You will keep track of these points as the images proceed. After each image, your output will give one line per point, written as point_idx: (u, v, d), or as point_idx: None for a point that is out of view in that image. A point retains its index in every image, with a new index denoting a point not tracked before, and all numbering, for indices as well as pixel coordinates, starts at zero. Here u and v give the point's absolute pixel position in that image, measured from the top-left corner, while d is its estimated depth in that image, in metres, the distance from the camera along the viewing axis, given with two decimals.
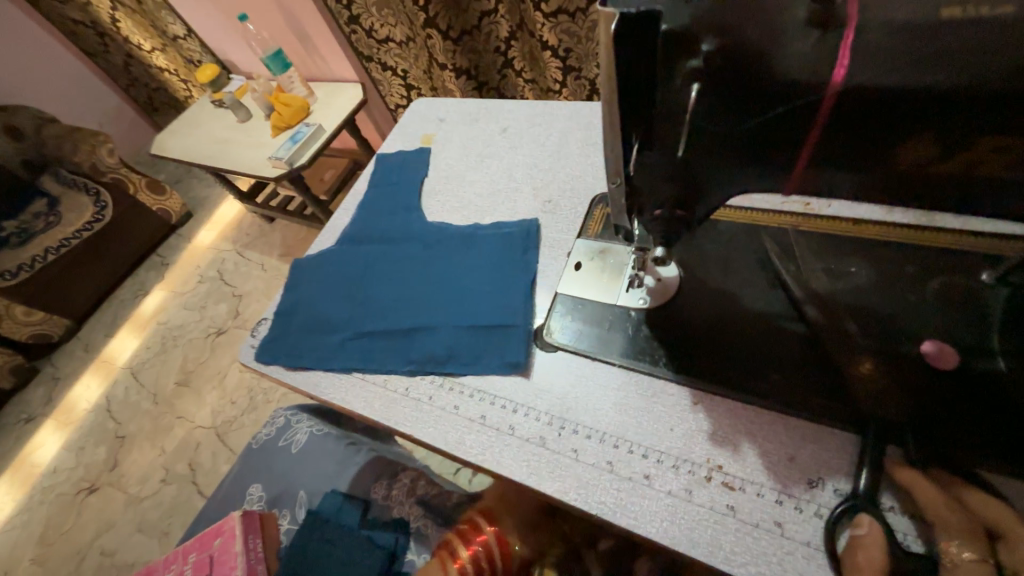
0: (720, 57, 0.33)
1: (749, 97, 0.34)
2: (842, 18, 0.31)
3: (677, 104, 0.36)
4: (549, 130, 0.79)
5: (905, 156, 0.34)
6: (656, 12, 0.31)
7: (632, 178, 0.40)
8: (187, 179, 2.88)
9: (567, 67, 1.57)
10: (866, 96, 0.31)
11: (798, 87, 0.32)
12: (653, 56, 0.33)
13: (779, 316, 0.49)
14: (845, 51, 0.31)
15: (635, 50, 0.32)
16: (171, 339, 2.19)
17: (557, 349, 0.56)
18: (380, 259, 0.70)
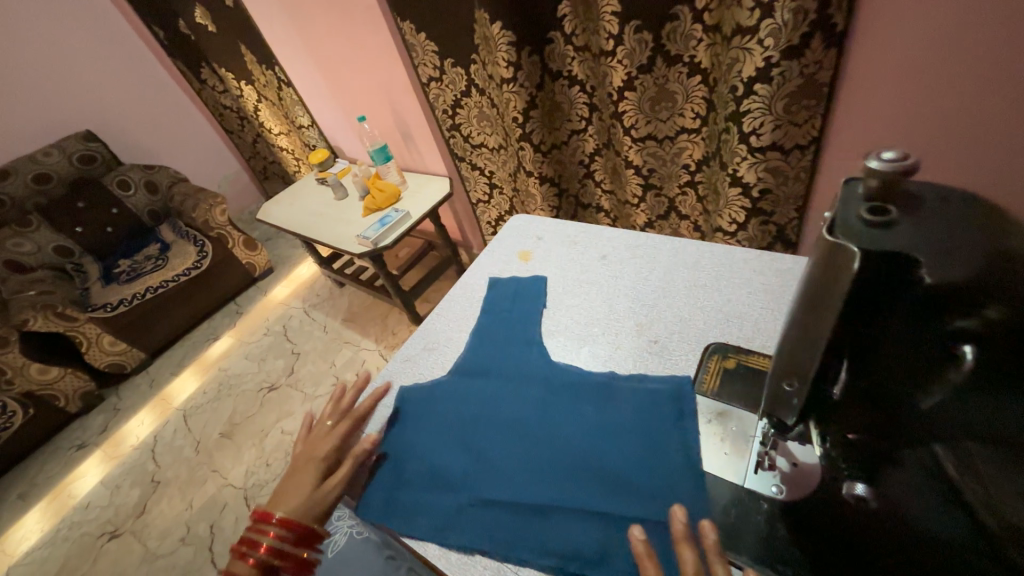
0: (1006, 327, 0.27)
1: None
2: None
3: (917, 345, 0.30)
4: (653, 264, 0.78)
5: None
6: (908, 253, 0.27)
7: (825, 397, 0.37)
8: (277, 239, 3.19)
9: (648, 185, 1.63)
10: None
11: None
12: (896, 293, 0.29)
13: (969, 549, 0.39)
14: None
15: (873, 281, 0.29)
16: (227, 387, 2.26)
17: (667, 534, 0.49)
18: (494, 402, 0.65)
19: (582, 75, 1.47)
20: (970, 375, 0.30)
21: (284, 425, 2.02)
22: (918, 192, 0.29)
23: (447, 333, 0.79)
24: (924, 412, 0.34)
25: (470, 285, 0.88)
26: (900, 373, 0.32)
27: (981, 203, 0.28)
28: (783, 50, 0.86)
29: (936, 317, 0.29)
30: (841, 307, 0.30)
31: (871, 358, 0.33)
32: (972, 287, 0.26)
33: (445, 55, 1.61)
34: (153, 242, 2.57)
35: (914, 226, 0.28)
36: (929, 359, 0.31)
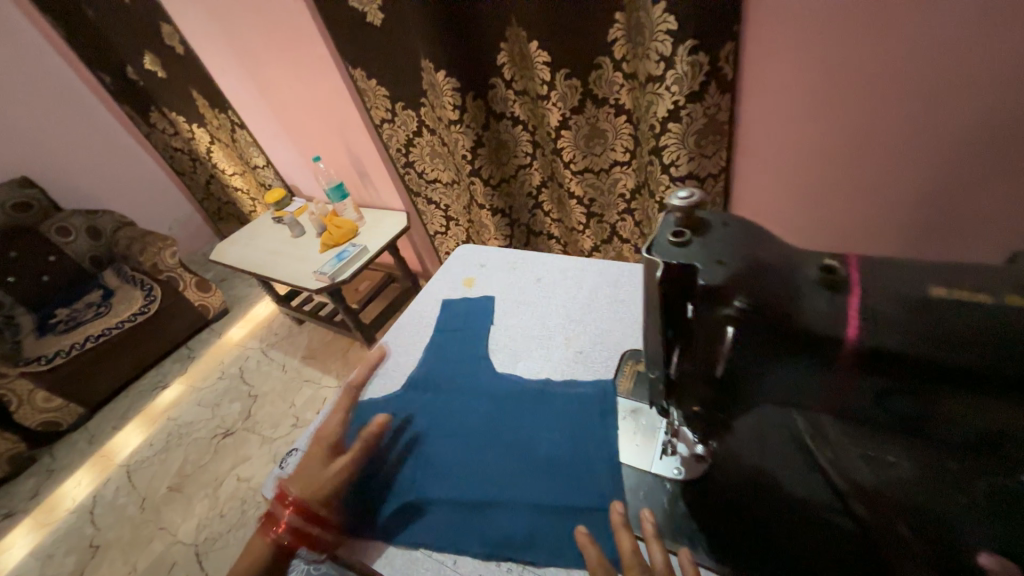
0: (752, 311, 0.38)
1: (782, 338, 0.39)
2: (847, 282, 0.38)
3: (709, 330, 0.40)
4: (580, 284, 0.88)
5: (928, 401, 0.37)
6: (691, 264, 0.38)
7: (673, 378, 0.47)
8: (232, 279, 3.12)
9: (591, 213, 1.77)
10: (879, 353, 0.36)
11: (814, 337, 0.37)
12: (690, 292, 0.40)
13: (822, 507, 0.48)
14: (855, 318, 0.36)
15: (672, 287, 0.40)
16: (177, 437, 2.15)
17: (588, 521, 0.55)
18: (443, 411, 0.71)
19: (523, 116, 1.61)
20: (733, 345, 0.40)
21: (240, 471, 1.94)
22: (707, 221, 0.41)
23: (395, 359, 0.84)
24: (722, 377, 0.43)
25: (420, 310, 0.93)
26: (715, 360, 0.42)
27: (744, 227, 0.40)
28: (687, 96, 0.99)
29: (709, 305, 0.39)
30: (669, 306, 0.41)
31: (700, 346, 0.42)
32: (729, 287, 0.37)
33: (395, 98, 1.71)
34: (96, 288, 2.46)
35: (701, 243, 0.40)
36: (711, 333, 0.40)
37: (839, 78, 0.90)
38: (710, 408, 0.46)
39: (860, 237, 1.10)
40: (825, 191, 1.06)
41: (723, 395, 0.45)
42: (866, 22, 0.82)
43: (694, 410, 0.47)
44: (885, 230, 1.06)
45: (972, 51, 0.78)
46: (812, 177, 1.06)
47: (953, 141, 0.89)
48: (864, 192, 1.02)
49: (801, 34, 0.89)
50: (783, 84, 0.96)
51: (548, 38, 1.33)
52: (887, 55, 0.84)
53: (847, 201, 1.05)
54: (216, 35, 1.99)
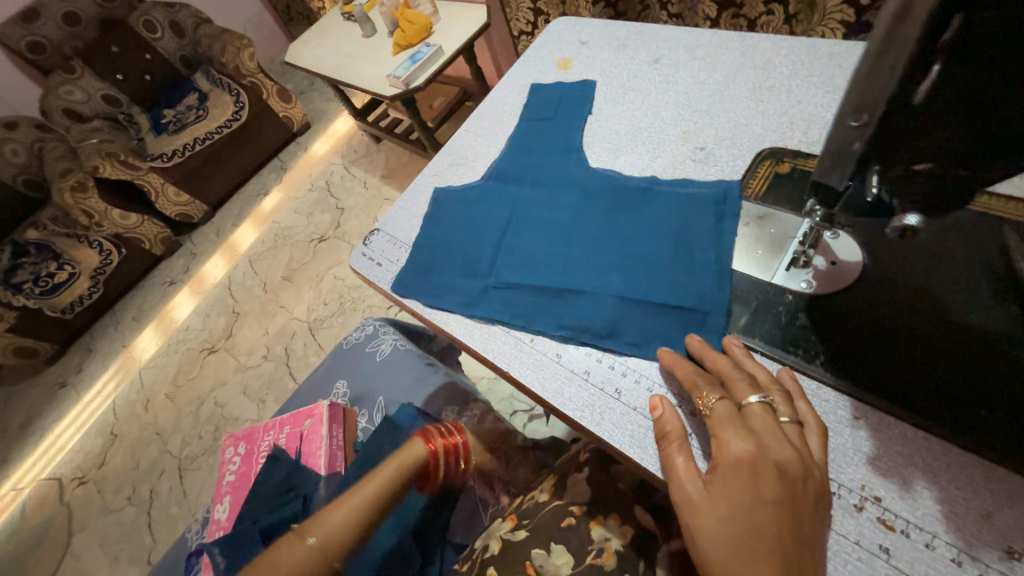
0: None
1: None
2: None
3: None
4: (713, 64, 0.67)
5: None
6: None
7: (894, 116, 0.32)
8: (311, 91, 3.02)
9: (724, 3, 1.23)
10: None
11: None
12: None
13: (1000, 338, 0.38)
14: None
15: None
16: (283, 237, 2.41)
17: (684, 321, 0.49)
18: (527, 202, 0.64)
19: None
20: None
21: (336, 272, 2.18)
22: None
23: (474, 148, 0.75)
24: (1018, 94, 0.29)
25: (503, 97, 0.79)
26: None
27: None
28: None
29: None
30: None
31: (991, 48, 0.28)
32: None
33: None
34: (192, 91, 2.52)
35: None
36: None
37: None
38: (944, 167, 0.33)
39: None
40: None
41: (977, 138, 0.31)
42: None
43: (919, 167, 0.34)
44: None
45: None
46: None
47: None
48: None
49: None
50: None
51: None
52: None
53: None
54: None
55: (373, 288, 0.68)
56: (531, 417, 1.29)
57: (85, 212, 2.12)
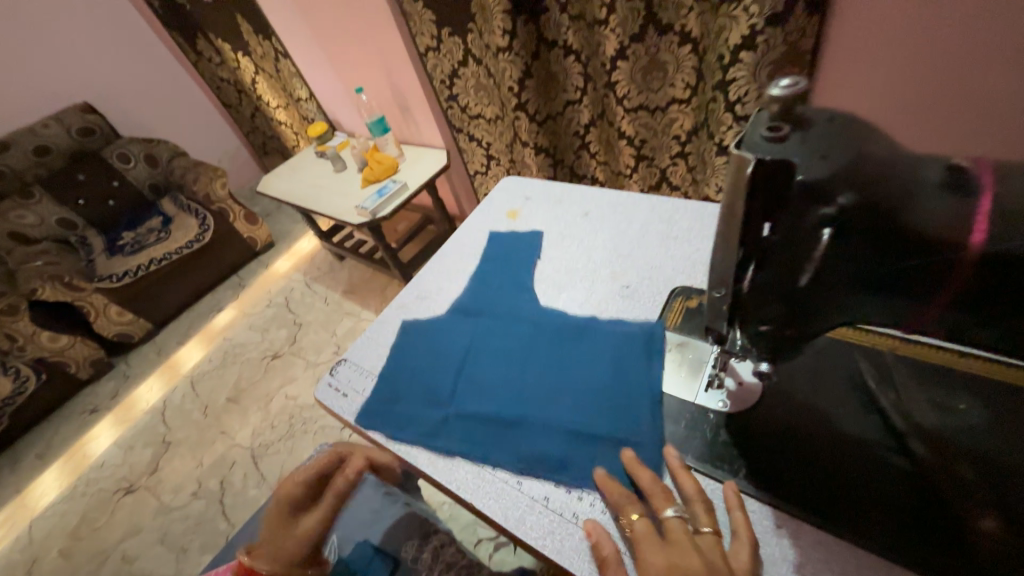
0: (855, 209, 0.31)
1: (875, 241, 0.33)
2: (975, 184, 0.29)
3: (801, 238, 0.34)
4: (630, 219, 0.84)
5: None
6: (787, 161, 0.31)
7: (739, 295, 0.40)
8: (277, 213, 3.19)
9: (640, 156, 1.56)
10: (1008, 264, 0.29)
11: (927, 240, 0.31)
12: (784, 196, 0.33)
13: (876, 444, 0.47)
14: (982, 218, 0.29)
15: (760, 190, 0.33)
16: (232, 356, 2.32)
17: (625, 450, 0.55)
18: (486, 337, 0.72)
19: (576, 45, 1.39)
20: (827, 248, 0.34)
21: (288, 391, 2.08)
22: (808, 114, 0.32)
23: (438, 283, 0.85)
24: (802, 292, 0.37)
25: (463, 240, 0.93)
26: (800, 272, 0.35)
27: (856, 121, 0.32)
28: (767, 18, 0.87)
29: (803, 209, 0.32)
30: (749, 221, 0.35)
31: (778, 260, 0.36)
32: (837, 181, 0.30)
33: (441, 23, 1.53)
34: (155, 214, 2.59)
35: (801, 138, 0.31)
36: (801, 240, 0.34)
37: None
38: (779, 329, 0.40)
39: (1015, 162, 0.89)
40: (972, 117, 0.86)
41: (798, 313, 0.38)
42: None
43: (761, 330, 0.41)
44: None
45: None
46: (932, 116, 0.89)
47: None
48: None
49: None
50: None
51: None
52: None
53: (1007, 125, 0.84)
54: None
55: (337, 419, 0.70)
56: (496, 544, 1.21)
57: (9, 336, 2.00)
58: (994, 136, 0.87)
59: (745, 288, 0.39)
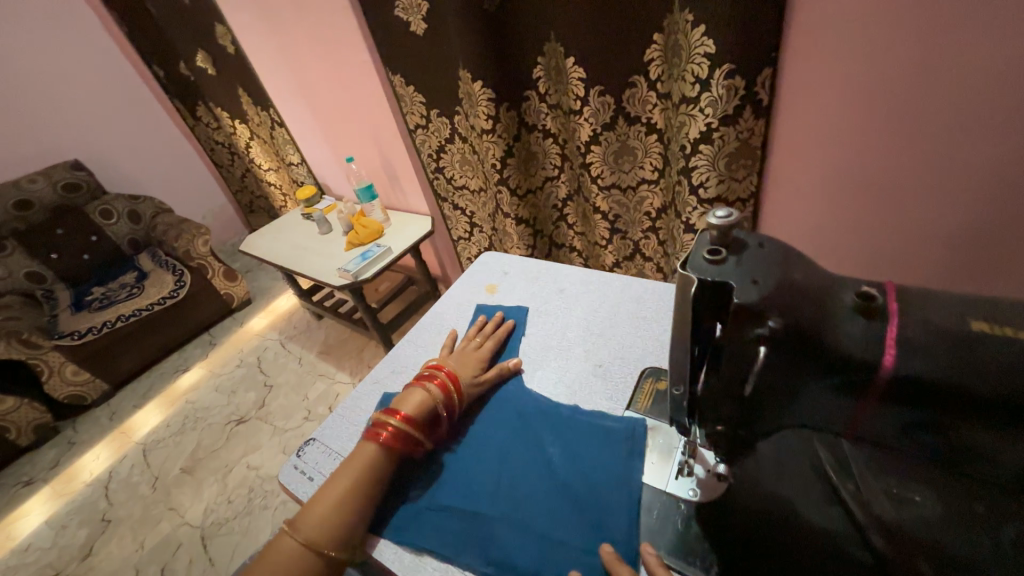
0: (783, 332, 0.34)
1: (809, 358, 0.35)
2: (885, 310, 0.35)
3: (741, 351, 0.36)
4: (602, 298, 0.88)
5: (970, 436, 0.35)
6: (725, 282, 0.35)
7: (697, 395, 0.42)
8: (258, 270, 3.18)
9: (614, 229, 1.65)
10: (918, 383, 0.33)
11: (850, 361, 0.34)
12: (726, 308, 0.36)
13: (842, 540, 0.47)
14: (891, 340, 0.34)
15: (706, 300, 0.36)
16: (193, 420, 2.18)
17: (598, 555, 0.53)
18: (460, 423, 0.71)
19: (554, 130, 1.52)
20: (757, 370, 0.36)
21: (250, 460, 1.94)
22: (741, 239, 0.38)
23: (415, 358, 0.86)
24: (748, 399, 0.38)
25: (444, 314, 0.95)
26: (741, 379, 0.38)
27: (780, 249, 0.37)
28: (721, 118, 0.98)
29: (740, 324, 0.35)
30: (698, 321, 0.38)
31: (727, 365, 0.38)
32: (764, 305, 0.33)
33: (430, 106, 1.65)
34: (130, 270, 2.55)
35: (737, 261, 0.36)
36: (740, 353, 0.36)
37: (907, 82, 0.84)
38: (733, 429, 0.41)
39: (941, 246, 1.00)
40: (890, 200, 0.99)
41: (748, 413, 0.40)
42: (937, 55, 0.80)
43: (718, 429, 0.42)
44: (930, 254, 1.02)
45: None
46: (859, 199, 1.02)
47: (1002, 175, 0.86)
48: (950, 199, 0.93)
49: (844, 54, 0.87)
50: (833, 97, 0.92)
51: (587, 54, 1.26)
52: (971, 75, 0.79)
53: (923, 208, 0.97)
54: (260, 31, 1.99)
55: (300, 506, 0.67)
56: None
57: None
58: (923, 224, 0.99)
59: (700, 389, 0.41)
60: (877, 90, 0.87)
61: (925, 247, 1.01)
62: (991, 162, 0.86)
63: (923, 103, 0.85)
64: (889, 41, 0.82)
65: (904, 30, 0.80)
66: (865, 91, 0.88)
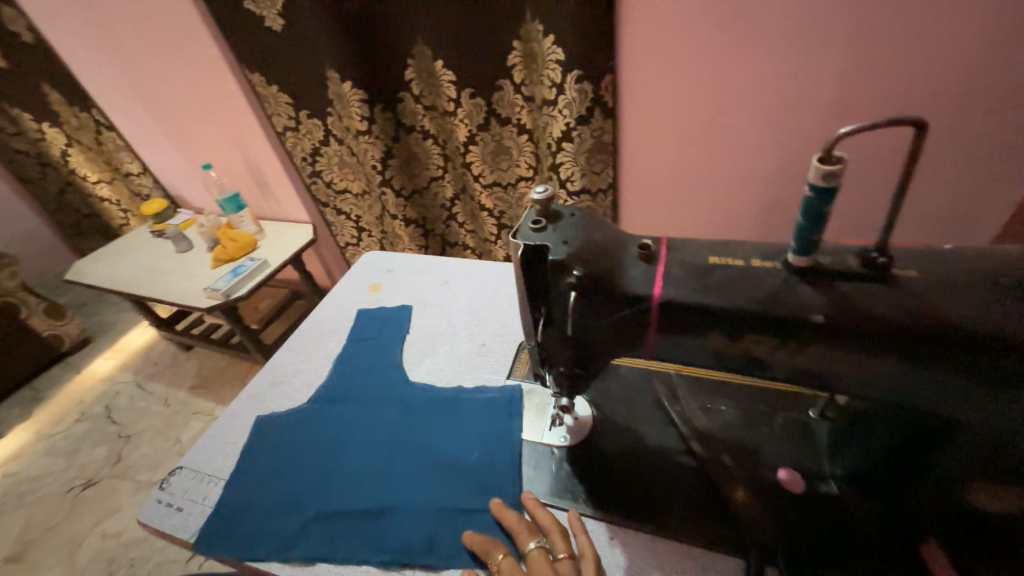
0: (587, 280, 0.44)
1: (612, 300, 0.45)
2: (656, 257, 0.45)
3: (560, 300, 0.46)
4: (483, 285, 0.94)
5: (730, 351, 0.45)
6: (542, 245, 0.45)
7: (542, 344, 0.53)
8: (96, 303, 2.65)
9: (501, 225, 1.74)
10: (677, 308, 0.43)
11: (631, 297, 0.44)
12: (546, 267, 0.46)
13: (672, 451, 0.59)
14: (660, 279, 0.44)
15: (533, 262, 0.46)
16: (17, 496, 1.74)
17: (487, 512, 0.58)
18: (350, 423, 0.71)
19: (432, 130, 1.55)
20: (576, 311, 0.45)
21: (106, 526, 1.60)
22: (558, 210, 0.48)
23: (296, 366, 0.82)
24: (574, 339, 0.48)
25: (326, 319, 0.92)
26: (567, 323, 0.48)
27: (586, 216, 0.47)
28: (577, 119, 1.11)
29: (557, 277, 0.45)
30: (531, 283, 0.48)
31: (556, 315, 0.48)
32: (570, 260, 0.44)
33: (299, 106, 1.55)
34: None
35: (553, 229, 0.46)
36: (563, 305, 0.46)
37: (709, 90, 1.05)
38: (573, 370, 0.50)
39: (750, 221, 1.25)
40: (710, 185, 1.22)
41: (584, 355, 0.50)
42: (726, 67, 1.01)
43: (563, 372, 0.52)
44: (746, 228, 1.26)
45: (789, 87, 1.00)
46: (691, 185, 1.23)
47: (782, 161, 1.11)
48: (752, 183, 1.17)
49: (666, 64, 1.05)
50: (661, 101, 1.10)
51: (454, 59, 1.31)
52: (749, 82, 1.01)
53: (733, 191, 1.20)
54: (71, 18, 1.68)
55: (170, 540, 0.62)
56: None
57: None
58: (736, 204, 1.22)
59: (542, 339, 0.52)
60: (692, 95, 1.07)
61: (740, 223, 1.25)
62: (773, 151, 1.10)
63: (724, 104, 1.06)
64: (694, 55, 1.02)
65: (702, 47, 1.00)
66: (683, 96, 1.08)
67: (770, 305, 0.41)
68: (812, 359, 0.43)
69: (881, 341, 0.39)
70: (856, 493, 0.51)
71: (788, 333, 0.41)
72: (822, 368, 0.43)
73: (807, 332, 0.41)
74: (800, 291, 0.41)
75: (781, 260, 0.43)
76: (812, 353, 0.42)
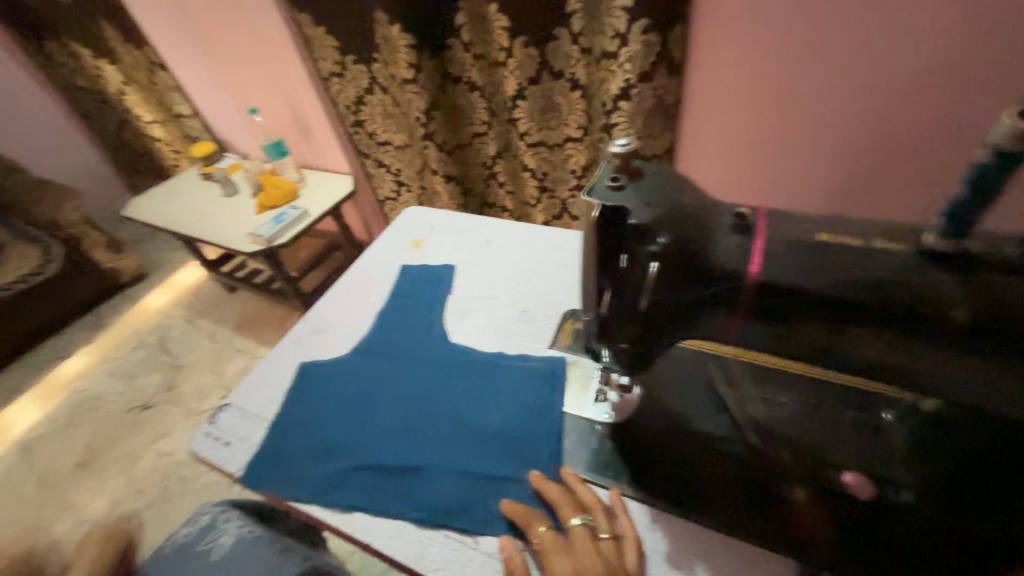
0: (673, 249, 0.40)
1: (694, 269, 0.40)
2: (753, 228, 0.40)
3: (635, 271, 0.42)
4: (528, 249, 0.90)
5: (817, 338, 0.42)
6: (622, 206, 0.40)
7: (602, 317, 0.49)
8: (150, 240, 2.79)
9: (543, 187, 1.67)
10: (776, 289, 0.39)
11: (726, 273, 0.40)
12: (623, 233, 0.42)
13: (724, 440, 0.55)
14: (758, 255, 0.39)
15: (608, 227, 0.42)
16: (84, 410, 1.91)
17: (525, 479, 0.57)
18: (389, 378, 0.71)
19: (480, 82, 1.47)
20: (651, 283, 0.41)
21: (160, 446, 1.75)
22: (641, 169, 0.43)
23: (337, 316, 0.83)
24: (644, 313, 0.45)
25: (367, 272, 0.91)
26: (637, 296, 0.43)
27: (671, 180, 0.42)
28: (638, 75, 1.00)
29: (634, 246, 0.41)
30: (602, 251, 0.44)
31: (625, 286, 0.44)
32: (654, 225, 0.39)
33: (345, 51, 1.50)
34: None
35: (634, 187, 0.42)
36: (636, 276, 0.42)
37: (793, 44, 0.90)
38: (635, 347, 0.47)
39: (820, 198, 1.11)
40: (780, 157, 1.08)
41: (647, 330, 0.47)
42: (819, 16, 0.85)
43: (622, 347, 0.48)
44: (815, 204, 1.12)
45: (898, 42, 0.83)
46: (757, 154, 1.10)
47: (870, 132, 0.95)
48: (830, 155, 1.03)
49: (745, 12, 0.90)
50: (735, 56, 0.97)
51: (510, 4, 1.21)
52: (846, 35, 0.86)
53: (803, 165, 1.06)
54: None
55: (218, 472, 0.65)
56: None
57: None
58: (807, 177, 1.08)
59: (604, 312, 0.48)
60: (771, 51, 0.93)
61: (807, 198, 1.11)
62: (861, 119, 0.94)
63: (809, 63, 0.91)
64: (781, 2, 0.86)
65: None
66: (761, 52, 0.94)
67: (883, 291, 0.36)
68: (928, 362, 0.38)
69: (1007, 345, 0.35)
70: (930, 509, 0.46)
71: (905, 324, 0.37)
72: (940, 370, 0.38)
73: (921, 332, 0.37)
74: (929, 278, 0.36)
75: (911, 240, 0.37)
76: (917, 351, 0.37)
